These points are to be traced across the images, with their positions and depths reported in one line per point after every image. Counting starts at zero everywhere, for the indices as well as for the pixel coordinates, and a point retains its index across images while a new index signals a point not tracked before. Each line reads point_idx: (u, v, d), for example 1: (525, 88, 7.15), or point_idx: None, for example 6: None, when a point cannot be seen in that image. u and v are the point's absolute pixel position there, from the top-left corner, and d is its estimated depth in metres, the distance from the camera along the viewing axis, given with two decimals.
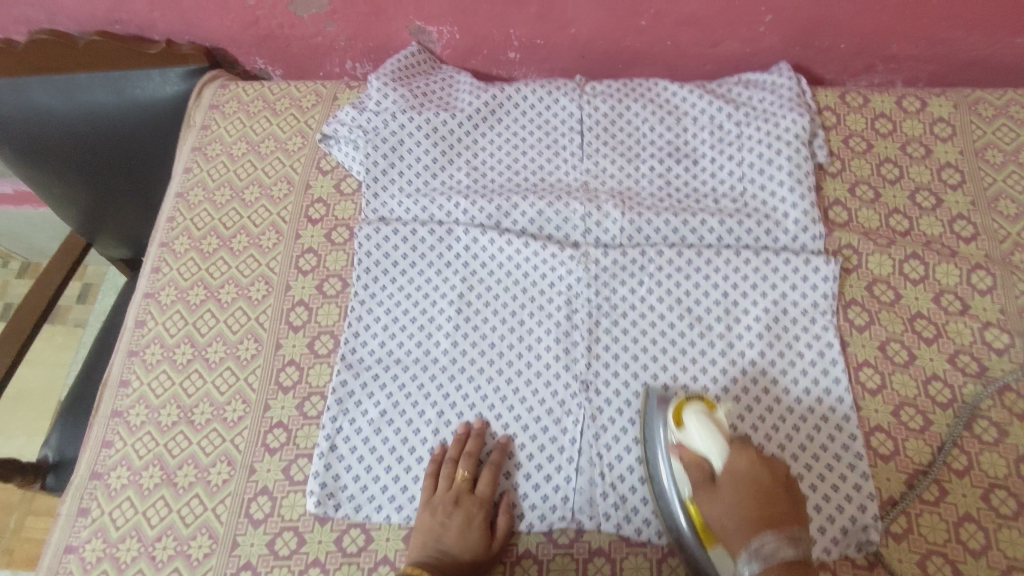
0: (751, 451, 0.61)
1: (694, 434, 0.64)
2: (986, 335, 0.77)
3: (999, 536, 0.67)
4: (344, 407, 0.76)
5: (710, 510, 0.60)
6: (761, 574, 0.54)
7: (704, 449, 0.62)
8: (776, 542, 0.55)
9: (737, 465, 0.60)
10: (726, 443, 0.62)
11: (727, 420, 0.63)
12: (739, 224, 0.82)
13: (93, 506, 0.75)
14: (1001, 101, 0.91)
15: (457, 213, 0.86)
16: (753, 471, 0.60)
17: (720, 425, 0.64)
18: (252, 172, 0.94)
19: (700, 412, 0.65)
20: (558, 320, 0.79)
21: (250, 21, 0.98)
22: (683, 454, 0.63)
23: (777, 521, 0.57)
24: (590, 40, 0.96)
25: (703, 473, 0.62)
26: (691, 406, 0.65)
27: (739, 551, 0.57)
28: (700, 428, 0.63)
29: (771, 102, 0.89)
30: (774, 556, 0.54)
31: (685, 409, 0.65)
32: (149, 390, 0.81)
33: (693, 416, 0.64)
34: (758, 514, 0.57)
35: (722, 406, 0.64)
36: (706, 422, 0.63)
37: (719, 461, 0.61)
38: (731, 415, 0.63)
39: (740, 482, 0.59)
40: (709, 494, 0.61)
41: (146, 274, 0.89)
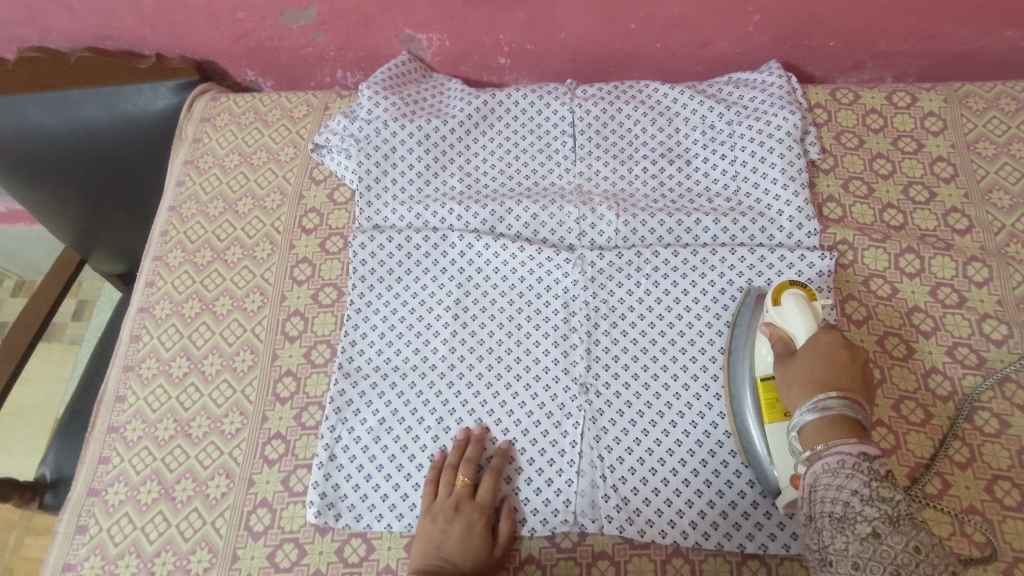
0: (838, 333, 0.64)
1: (789, 314, 0.67)
2: (984, 326, 0.76)
3: (1004, 528, 0.67)
4: (342, 416, 0.75)
5: (783, 378, 0.64)
6: (819, 420, 0.59)
7: (794, 329, 0.67)
8: (840, 403, 0.59)
9: (822, 339, 0.64)
10: (815, 325, 0.66)
11: (813, 340, 0.64)
12: (734, 222, 0.82)
13: (91, 523, 0.74)
14: (991, 94, 0.91)
15: (452, 219, 0.86)
16: (837, 346, 0.63)
17: (817, 313, 0.67)
18: (244, 184, 0.94)
19: (799, 295, 0.68)
20: (555, 323, 0.79)
21: (240, 34, 0.98)
22: (774, 332, 0.67)
23: (847, 389, 0.60)
24: (580, 44, 0.96)
25: (787, 348, 0.66)
26: (792, 289, 0.69)
27: (800, 407, 0.61)
28: (794, 311, 0.67)
29: (762, 101, 0.89)
30: (836, 412, 0.58)
31: (785, 291, 0.69)
32: (145, 405, 0.80)
33: (791, 298, 0.68)
34: (832, 378, 0.61)
35: (810, 328, 0.66)
36: (804, 306, 0.67)
37: (806, 339, 0.65)
38: (819, 336, 0.64)
39: (820, 348, 0.63)
40: (787, 365, 0.65)
41: (141, 288, 0.89)
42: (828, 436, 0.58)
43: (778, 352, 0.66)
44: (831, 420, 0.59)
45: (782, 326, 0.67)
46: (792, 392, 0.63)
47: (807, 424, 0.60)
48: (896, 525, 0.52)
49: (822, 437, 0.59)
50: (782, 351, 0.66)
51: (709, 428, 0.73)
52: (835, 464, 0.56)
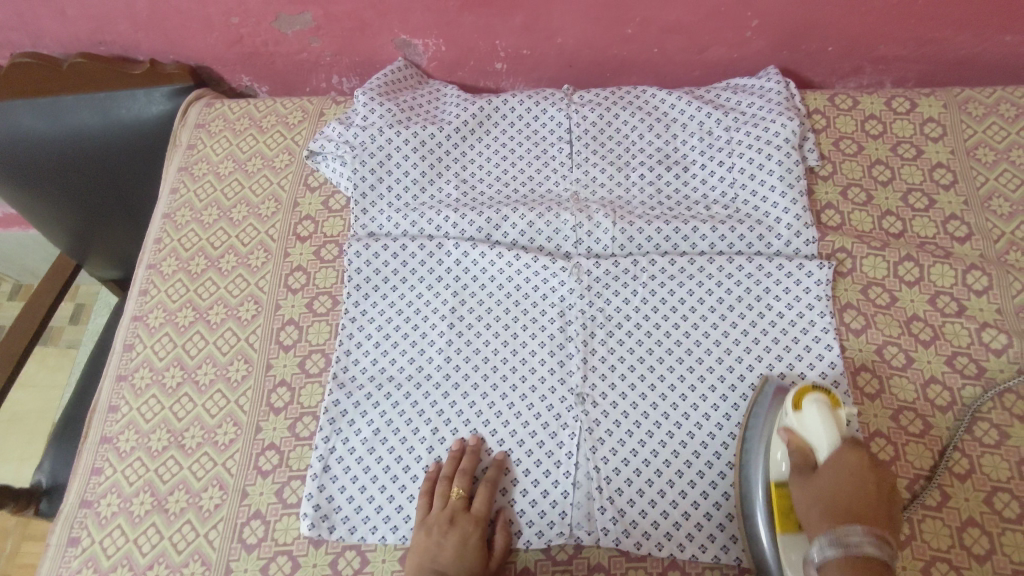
0: (864, 453, 0.60)
1: (810, 422, 0.63)
2: (983, 335, 0.76)
3: (1004, 540, 0.66)
4: (337, 427, 0.75)
5: (801, 504, 0.59)
6: (837, 558, 0.53)
7: (815, 442, 0.62)
8: (861, 534, 0.53)
9: (847, 460, 0.59)
10: (839, 440, 0.61)
11: (835, 458, 0.60)
12: (731, 229, 0.81)
13: (83, 535, 0.73)
14: (991, 99, 0.91)
15: (447, 226, 0.85)
16: (861, 471, 0.59)
17: (840, 422, 0.63)
18: (239, 190, 0.94)
19: (822, 400, 0.63)
20: (551, 332, 0.78)
21: (234, 39, 0.97)
22: (792, 440, 0.63)
23: (867, 520, 0.55)
24: (576, 49, 0.96)
25: (807, 462, 0.61)
26: (813, 393, 0.64)
27: (816, 536, 0.56)
28: (816, 418, 0.62)
29: (759, 107, 0.88)
30: (857, 548, 0.53)
31: (807, 395, 0.64)
32: (138, 415, 0.80)
33: (812, 403, 0.63)
34: (852, 506, 0.56)
35: (832, 442, 0.61)
36: (826, 412, 0.62)
37: (828, 455, 0.60)
38: (841, 455, 0.60)
39: (844, 471, 0.59)
40: (807, 483, 0.60)
41: (134, 297, 0.88)
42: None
43: (796, 466, 0.62)
44: (853, 557, 0.53)
45: (804, 437, 0.63)
46: (809, 513, 0.58)
47: (825, 560, 0.54)
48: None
49: (845, 575, 0.52)
50: (801, 465, 0.61)
51: (706, 439, 0.72)
52: None
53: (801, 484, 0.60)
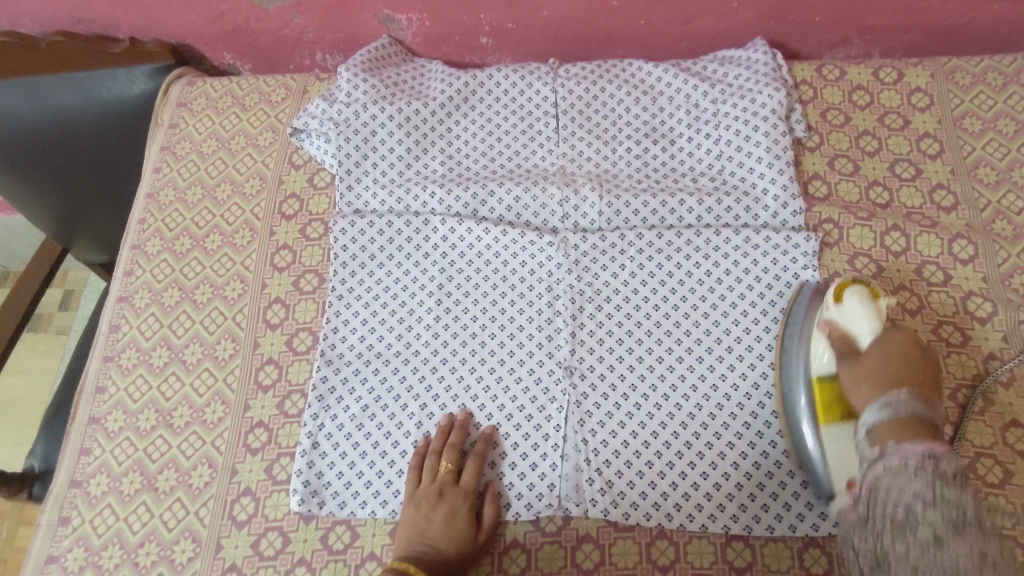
0: (906, 336, 0.62)
1: (852, 313, 0.64)
2: (968, 304, 0.76)
3: (987, 505, 0.67)
4: (325, 403, 0.75)
5: (851, 378, 0.61)
6: (889, 417, 0.53)
7: (860, 330, 0.63)
8: (909, 399, 0.54)
9: (890, 340, 0.61)
10: (881, 326, 0.63)
11: (880, 339, 0.61)
12: (718, 202, 0.81)
13: (73, 515, 0.73)
14: (979, 69, 0.90)
15: (433, 203, 0.84)
16: (906, 348, 0.60)
17: (881, 312, 0.64)
18: (223, 169, 0.93)
19: (862, 292, 0.65)
20: (539, 307, 0.78)
21: (215, 16, 0.96)
22: (834, 330, 0.64)
23: (918, 387, 0.56)
24: (562, 22, 0.95)
25: (851, 347, 0.63)
26: (853, 286, 0.66)
27: (867, 403, 0.57)
28: (859, 309, 0.64)
29: (746, 78, 0.88)
30: (906, 411, 0.53)
31: (848, 288, 0.66)
32: (126, 395, 0.79)
33: (855, 296, 0.65)
34: (903, 376, 0.57)
35: (874, 324, 0.63)
36: (867, 303, 0.64)
37: (871, 338, 0.62)
38: (886, 338, 0.61)
39: (891, 350, 0.60)
40: (853, 366, 0.61)
41: (119, 278, 0.88)
42: (899, 435, 0.52)
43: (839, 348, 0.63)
44: (901, 419, 0.53)
45: (844, 324, 0.64)
46: (856, 388, 0.60)
47: (875, 423, 0.54)
48: (959, 531, 0.44)
49: (891, 433, 0.53)
50: (844, 350, 0.63)
51: (694, 410, 0.72)
52: (899, 463, 0.49)
53: (847, 369, 0.62)
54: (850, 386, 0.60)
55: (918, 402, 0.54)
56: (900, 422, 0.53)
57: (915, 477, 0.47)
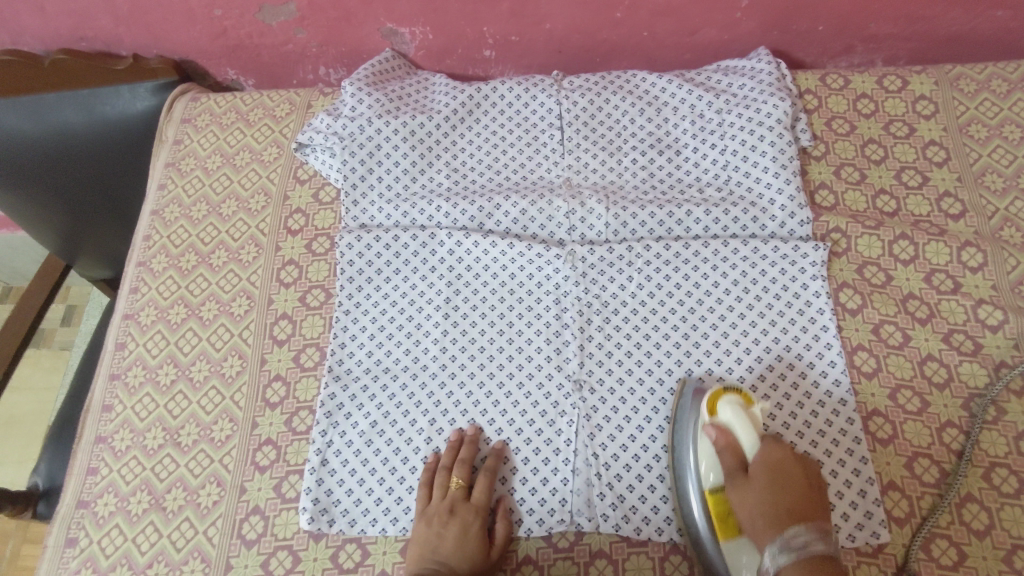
0: (785, 444, 0.63)
1: (730, 424, 0.64)
2: (979, 312, 0.76)
3: (1003, 515, 0.66)
4: (334, 420, 0.74)
5: (743, 505, 0.60)
6: (792, 563, 0.55)
7: (742, 439, 0.63)
8: (806, 534, 0.55)
9: (772, 455, 0.62)
10: (759, 437, 0.64)
11: (764, 453, 0.62)
12: (725, 213, 0.81)
13: (81, 536, 0.73)
14: (982, 76, 0.90)
15: (440, 216, 0.84)
16: (787, 463, 0.62)
17: (754, 420, 0.65)
18: (228, 185, 0.93)
19: (735, 401, 0.65)
20: (547, 320, 0.78)
21: (218, 32, 0.96)
22: (722, 440, 0.64)
23: (807, 518, 0.58)
24: (565, 34, 0.95)
25: (737, 464, 0.63)
26: (727, 395, 0.66)
27: (765, 544, 0.57)
28: (736, 420, 0.64)
29: (751, 88, 0.88)
30: (806, 548, 0.55)
31: (721, 398, 0.66)
32: (133, 414, 0.79)
33: (727, 404, 0.65)
34: (797, 509, 0.58)
35: (755, 438, 0.63)
36: (743, 415, 0.64)
37: (754, 452, 0.63)
38: (768, 450, 0.62)
39: (772, 468, 0.61)
40: (739, 487, 0.61)
41: (125, 295, 0.87)
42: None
43: (730, 473, 0.62)
44: (807, 557, 0.55)
45: (732, 433, 0.64)
46: (752, 521, 0.59)
47: (779, 568, 0.55)
48: None
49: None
50: (735, 464, 0.63)
51: None
52: None
53: (735, 487, 0.62)
54: (744, 518, 0.60)
55: (817, 538, 0.55)
56: (806, 560, 0.54)
57: None
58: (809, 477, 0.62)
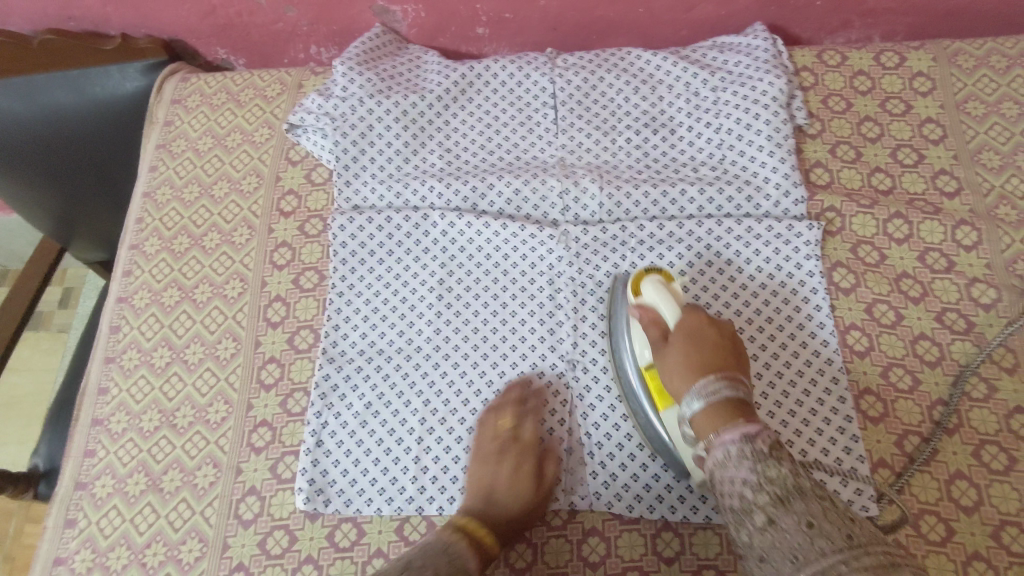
0: (701, 312, 0.63)
1: (652, 300, 0.65)
2: (972, 291, 0.76)
3: (991, 492, 0.67)
4: (328, 401, 0.75)
5: (664, 367, 0.61)
6: (704, 409, 0.55)
7: (661, 308, 0.64)
8: (717, 385, 0.55)
9: (686, 322, 0.62)
10: (679, 304, 0.64)
11: (679, 320, 0.62)
12: (719, 192, 0.81)
13: (79, 517, 0.73)
14: (981, 51, 0.89)
15: (432, 197, 0.84)
16: (702, 327, 0.62)
17: (676, 293, 0.66)
18: (219, 167, 0.92)
19: (658, 280, 0.66)
20: (540, 300, 0.78)
21: (207, 10, 0.95)
22: (646, 318, 0.65)
23: (722, 365, 0.58)
24: (560, 11, 0.93)
25: (660, 333, 0.64)
26: (650, 275, 0.67)
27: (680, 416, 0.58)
28: (659, 296, 0.65)
29: (746, 65, 0.87)
30: (715, 395, 0.55)
31: (645, 278, 0.67)
32: (128, 397, 0.79)
33: (650, 283, 0.66)
34: (707, 359, 0.58)
35: (672, 301, 0.64)
36: (662, 288, 0.65)
37: (674, 320, 0.63)
38: (684, 319, 0.62)
39: (686, 332, 0.61)
40: (661, 352, 0.62)
41: (118, 278, 0.87)
42: (716, 420, 0.54)
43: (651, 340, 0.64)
44: (714, 405, 0.54)
45: (651, 307, 0.65)
46: (670, 356, 0.61)
47: (695, 414, 0.55)
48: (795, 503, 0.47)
49: (711, 421, 0.54)
50: (658, 335, 0.63)
51: None
52: (722, 455, 0.51)
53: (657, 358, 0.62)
54: (666, 371, 0.61)
55: (722, 380, 0.55)
56: (714, 403, 0.54)
57: (739, 466, 0.50)
58: (724, 335, 0.62)
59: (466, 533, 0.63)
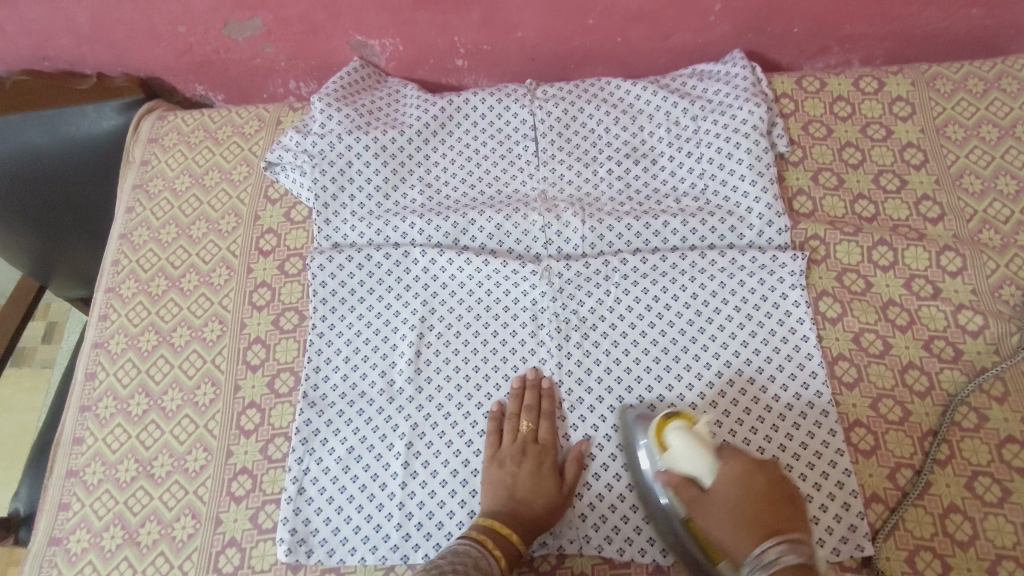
0: (737, 459, 0.60)
1: (680, 451, 0.60)
2: (959, 318, 0.75)
3: (986, 525, 0.65)
4: (309, 447, 0.73)
5: (705, 512, 0.58)
6: (763, 573, 0.52)
7: (687, 465, 0.60)
8: (770, 546, 0.53)
9: (726, 472, 0.59)
10: (712, 457, 0.60)
11: (721, 471, 0.59)
12: (702, 223, 0.80)
13: (53, 574, 0.71)
14: (959, 75, 0.89)
15: (413, 233, 0.83)
16: (749, 476, 0.58)
17: (704, 438, 0.61)
18: (197, 207, 0.91)
19: (683, 426, 0.62)
20: (524, 337, 0.77)
21: (183, 48, 0.94)
22: (664, 464, 0.62)
23: (766, 522, 0.55)
24: (538, 42, 0.93)
25: (685, 484, 0.60)
26: (674, 421, 0.63)
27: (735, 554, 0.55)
28: (687, 444, 0.60)
29: (726, 94, 0.87)
30: (778, 561, 0.52)
31: (669, 424, 0.63)
32: (104, 446, 0.77)
33: (677, 429, 0.62)
34: (751, 512, 0.56)
35: (707, 457, 0.60)
36: (690, 437, 0.60)
37: (702, 475, 0.59)
38: (724, 468, 0.59)
39: (729, 484, 0.58)
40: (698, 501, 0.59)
41: (93, 323, 0.85)
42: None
43: (682, 491, 0.60)
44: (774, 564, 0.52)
45: (679, 463, 0.60)
46: (715, 530, 0.57)
47: (752, 567, 0.53)
48: None
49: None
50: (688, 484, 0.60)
51: None
52: None
53: (695, 498, 0.59)
54: (707, 526, 0.58)
55: (787, 550, 0.52)
56: (778, 567, 0.52)
57: None
58: (770, 484, 0.58)
59: (480, 542, 0.61)
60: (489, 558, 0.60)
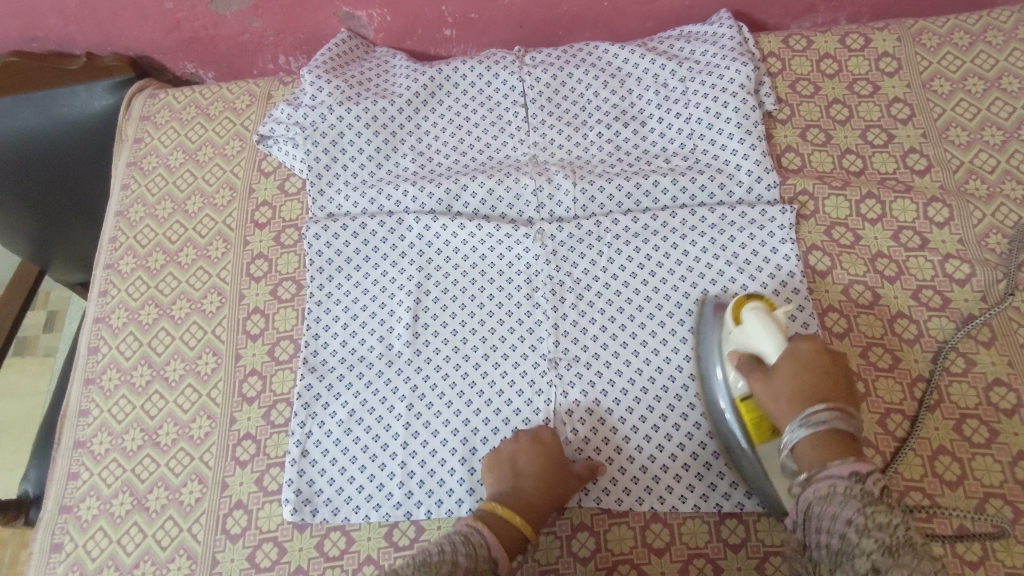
0: (812, 340, 0.63)
1: (753, 330, 0.63)
2: (946, 267, 0.76)
3: (974, 465, 0.67)
4: (311, 411, 0.74)
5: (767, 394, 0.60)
6: (808, 436, 0.56)
7: (761, 343, 0.63)
8: (826, 412, 0.56)
9: (800, 349, 0.61)
10: (784, 338, 0.62)
11: (790, 350, 0.61)
12: (692, 181, 0.81)
13: (65, 540, 0.73)
14: (945, 29, 0.90)
15: (406, 201, 0.84)
16: (815, 354, 0.61)
17: (780, 322, 0.64)
18: (191, 182, 0.91)
19: (760, 307, 0.64)
20: (519, 299, 0.78)
21: (171, 25, 0.94)
22: (741, 354, 0.64)
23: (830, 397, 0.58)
24: (525, 8, 0.93)
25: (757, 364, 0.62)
26: (751, 302, 0.65)
27: (786, 422, 0.58)
28: (761, 324, 0.63)
29: (713, 54, 0.87)
30: (826, 424, 0.56)
31: (745, 305, 0.65)
32: (110, 417, 0.79)
33: (753, 312, 0.64)
34: (818, 384, 0.59)
35: (781, 341, 0.62)
36: (766, 318, 0.63)
37: (778, 353, 0.61)
38: (796, 347, 0.62)
39: (801, 359, 0.60)
40: (763, 381, 0.61)
41: (94, 299, 0.86)
42: (824, 451, 0.55)
43: (744, 366, 0.63)
44: (823, 435, 0.56)
45: (750, 343, 0.63)
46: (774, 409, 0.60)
47: (796, 444, 0.57)
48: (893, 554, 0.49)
49: (819, 451, 0.55)
50: (752, 364, 0.62)
51: (680, 392, 0.72)
52: (827, 487, 0.53)
53: (757, 381, 0.61)
54: (766, 399, 0.60)
55: (839, 417, 0.56)
56: (824, 434, 0.56)
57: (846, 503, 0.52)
58: (836, 365, 0.61)
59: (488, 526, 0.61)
60: (482, 532, 0.60)
